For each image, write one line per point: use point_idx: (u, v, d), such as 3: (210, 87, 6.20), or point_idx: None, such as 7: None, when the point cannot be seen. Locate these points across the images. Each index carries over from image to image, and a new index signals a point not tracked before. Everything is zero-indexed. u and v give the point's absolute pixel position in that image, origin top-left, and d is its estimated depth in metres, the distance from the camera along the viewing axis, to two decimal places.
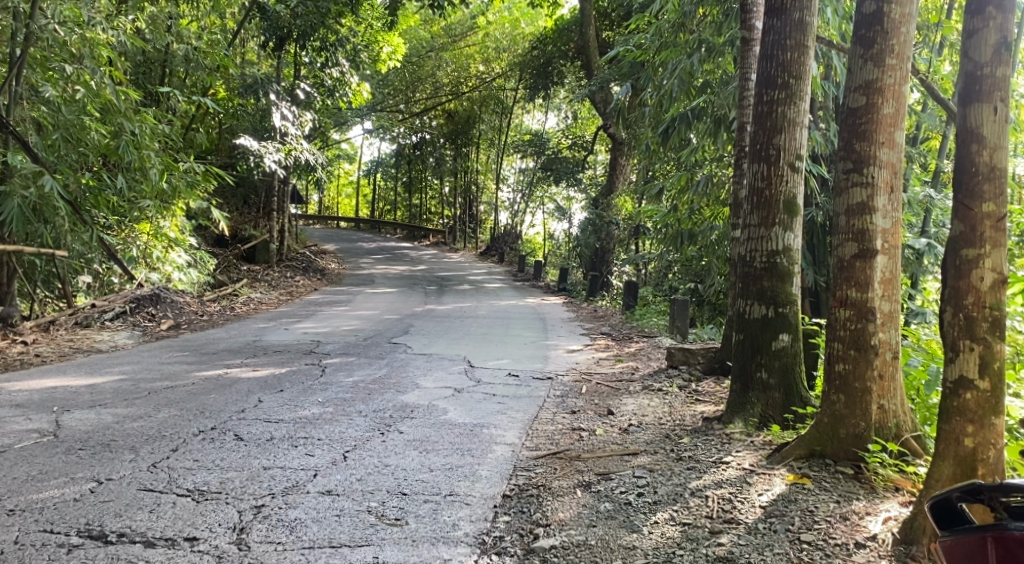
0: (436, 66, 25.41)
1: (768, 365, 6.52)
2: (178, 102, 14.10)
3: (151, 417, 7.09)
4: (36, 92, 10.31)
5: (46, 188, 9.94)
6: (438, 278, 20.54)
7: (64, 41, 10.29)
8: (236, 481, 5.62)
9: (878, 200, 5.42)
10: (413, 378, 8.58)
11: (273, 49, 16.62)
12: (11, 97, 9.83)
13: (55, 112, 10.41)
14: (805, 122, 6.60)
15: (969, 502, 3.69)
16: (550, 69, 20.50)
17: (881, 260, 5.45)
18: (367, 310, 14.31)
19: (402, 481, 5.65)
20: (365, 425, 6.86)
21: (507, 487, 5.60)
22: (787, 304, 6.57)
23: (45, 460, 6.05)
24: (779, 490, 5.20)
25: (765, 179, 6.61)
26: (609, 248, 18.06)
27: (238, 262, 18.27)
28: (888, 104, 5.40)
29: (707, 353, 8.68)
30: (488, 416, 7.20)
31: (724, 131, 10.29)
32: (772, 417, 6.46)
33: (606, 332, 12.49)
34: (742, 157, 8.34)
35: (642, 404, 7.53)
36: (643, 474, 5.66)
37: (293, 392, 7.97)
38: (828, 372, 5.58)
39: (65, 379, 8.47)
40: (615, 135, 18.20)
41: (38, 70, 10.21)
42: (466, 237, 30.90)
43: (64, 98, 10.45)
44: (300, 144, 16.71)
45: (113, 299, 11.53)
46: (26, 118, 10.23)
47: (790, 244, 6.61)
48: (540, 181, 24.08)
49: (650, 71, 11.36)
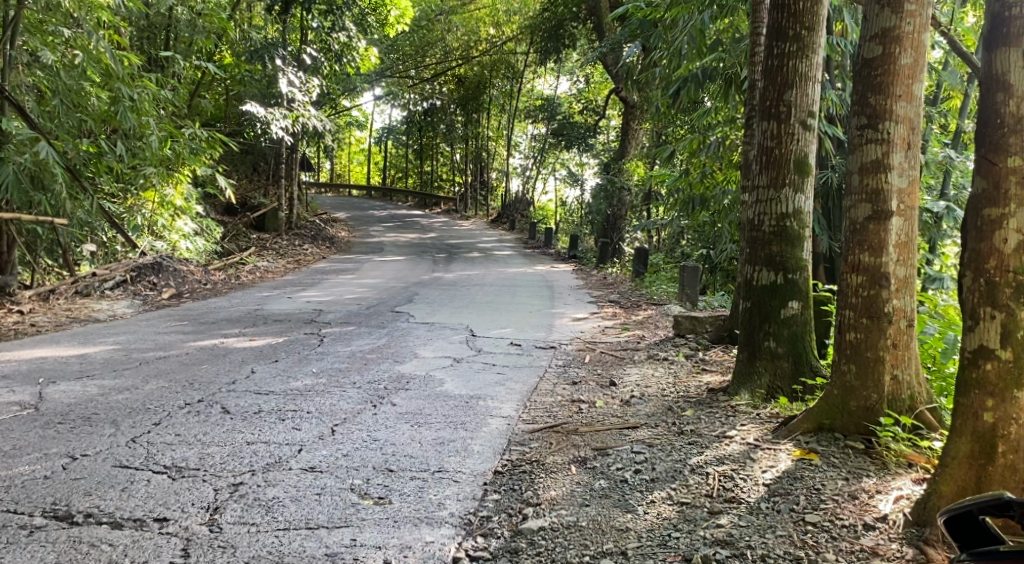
0: (446, 30, 24.87)
1: (777, 334, 6.19)
2: (183, 67, 13.70)
3: (138, 389, 6.84)
4: (34, 57, 9.91)
5: (42, 155, 9.59)
6: (448, 245, 20.25)
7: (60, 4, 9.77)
8: (217, 457, 5.37)
9: (894, 158, 5.08)
10: (412, 348, 8.32)
11: (278, 13, 16.19)
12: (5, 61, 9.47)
13: (54, 77, 10.02)
14: (818, 77, 6.23)
15: (993, 516, 3.43)
16: (561, 31, 19.96)
17: (896, 222, 5.11)
18: (373, 278, 14.03)
19: (389, 457, 5.39)
20: (357, 397, 6.60)
21: (499, 463, 5.34)
22: (797, 270, 6.22)
23: (21, 435, 5.81)
24: (785, 467, 4.91)
25: (775, 137, 6.26)
26: (620, 214, 17.67)
27: (247, 231, 18.00)
28: (905, 54, 5.03)
29: (715, 320, 8.37)
30: (485, 388, 6.93)
31: (735, 91, 9.88)
32: (780, 389, 6.15)
33: (615, 300, 12.19)
34: (752, 115, 8.01)
35: (646, 374, 7.24)
36: (641, 449, 5.38)
37: (288, 362, 7.72)
38: (838, 342, 5.26)
39: (57, 350, 8.23)
40: (627, 98, 17.72)
41: (36, 35, 9.78)
42: (477, 204, 30.51)
43: (62, 63, 10.06)
44: (308, 110, 16.16)
45: (114, 268, 11.24)
46: (23, 84, 9.78)
47: (801, 207, 6.26)
48: (553, 147, 23.61)
49: (661, 29, 10.93)
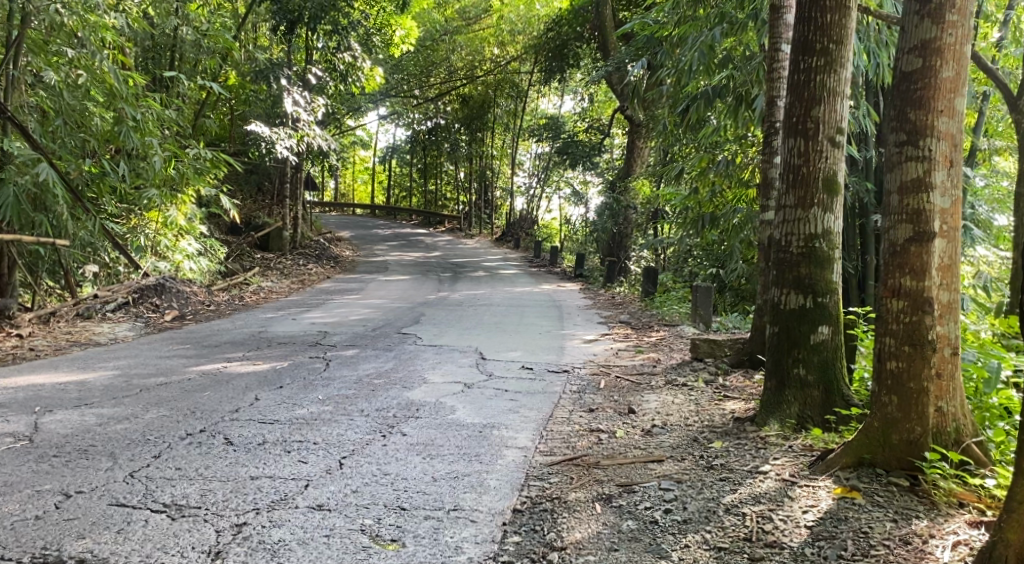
0: (450, 49, 24.76)
1: (806, 361, 5.90)
2: (187, 88, 13.44)
3: (138, 418, 6.56)
4: (37, 77, 9.71)
5: (43, 176, 9.32)
6: (452, 264, 19.99)
7: (63, 23, 9.57)
8: (219, 493, 5.16)
9: (936, 176, 4.82)
10: (421, 372, 8.03)
11: (284, 33, 15.93)
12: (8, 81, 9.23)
13: (57, 97, 9.81)
14: (846, 92, 5.97)
15: None
16: (566, 51, 19.75)
17: (939, 244, 4.84)
18: (378, 298, 13.73)
19: (402, 494, 5.16)
20: (365, 427, 6.31)
21: (518, 500, 5.11)
22: (827, 293, 5.93)
23: (13, 470, 5.54)
24: (826, 507, 4.69)
25: (803, 155, 5.99)
26: (627, 233, 17.48)
27: (250, 250, 17.72)
28: (947, 67, 4.80)
29: (735, 344, 8.06)
30: (499, 416, 6.62)
31: (746, 109, 9.58)
32: (811, 418, 5.86)
33: (625, 320, 11.91)
34: (772, 133, 7.75)
35: (666, 401, 6.93)
36: (670, 486, 5.12)
37: (293, 389, 7.42)
38: (878, 371, 4.99)
39: (55, 376, 7.93)
40: (633, 116, 17.44)
41: (39, 55, 9.57)
42: (481, 223, 30.22)
43: (65, 83, 9.86)
44: (312, 130, 15.94)
45: (116, 289, 10.96)
46: (26, 104, 9.58)
47: (830, 227, 5.98)
48: (557, 166, 23.35)
49: (668, 47, 10.59)
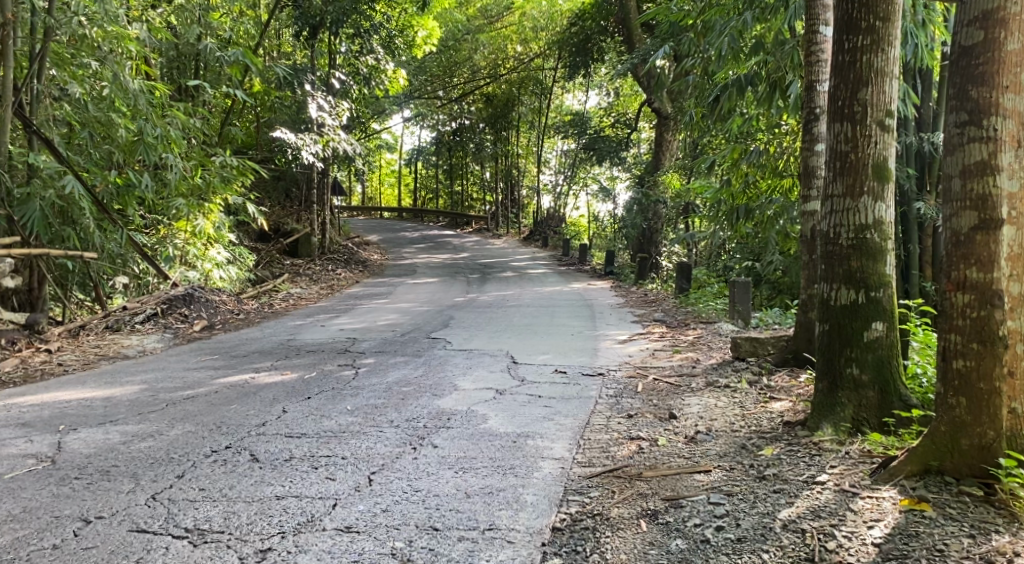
0: (473, 50, 24.34)
1: (860, 360, 5.55)
2: (212, 96, 13.25)
3: (163, 436, 6.33)
4: (63, 91, 9.63)
5: (69, 189, 9.10)
6: (481, 265, 19.66)
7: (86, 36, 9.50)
8: (243, 516, 4.96)
9: (1003, 157, 4.52)
10: (451, 379, 7.74)
11: (307, 38, 15.67)
12: (33, 96, 9.11)
13: (82, 109, 9.69)
14: (895, 72, 5.62)
15: None
16: (589, 46, 19.40)
17: (1007, 232, 4.52)
18: (407, 303, 13.45)
19: (434, 512, 4.91)
20: (395, 439, 6.04)
21: (557, 517, 4.86)
22: (880, 287, 5.57)
23: (33, 494, 5.35)
24: (894, 521, 4.41)
25: (850, 141, 5.65)
26: (657, 228, 17.05)
27: (279, 257, 17.53)
28: (1012, 39, 4.51)
29: (778, 342, 7.69)
30: (533, 424, 6.31)
31: (780, 96, 9.16)
32: (867, 421, 5.51)
33: (659, 318, 11.56)
34: (811, 120, 7.36)
35: (709, 405, 6.58)
36: (720, 500, 4.84)
37: (322, 399, 7.17)
38: (944, 371, 4.68)
39: (81, 392, 7.73)
40: (660, 109, 16.98)
41: (64, 68, 9.50)
42: (509, 222, 29.89)
43: (90, 96, 9.74)
44: (338, 134, 15.65)
45: (145, 301, 10.76)
46: (51, 117, 9.51)
47: (881, 216, 5.62)
48: (583, 162, 22.96)
49: (693, 36, 10.15)
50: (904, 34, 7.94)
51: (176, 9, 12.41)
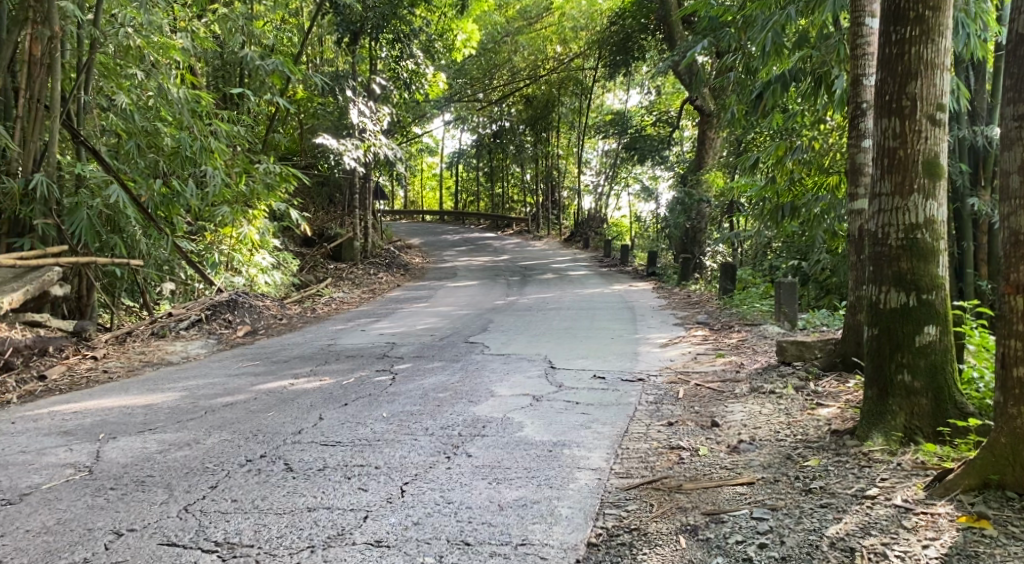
0: (513, 51, 24.10)
1: (912, 366, 5.30)
2: (253, 104, 13.23)
3: (199, 444, 6.26)
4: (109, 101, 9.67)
5: (114, 198, 9.07)
6: (521, 267, 19.46)
7: (130, 47, 9.54)
8: (273, 529, 4.87)
9: None
10: (488, 385, 7.58)
11: (347, 44, 15.58)
12: (79, 108, 9.10)
13: (128, 119, 9.76)
14: (946, 64, 5.36)
15: None
16: (630, 45, 19.13)
17: None
18: (446, 306, 13.31)
19: (466, 526, 4.78)
20: (429, 448, 5.90)
21: (593, 532, 4.70)
22: (933, 290, 5.31)
23: (68, 506, 5.30)
24: (950, 541, 4.23)
25: (899, 136, 5.40)
26: (700, 228, 16.66)
27: (323, 262, 17.50)
28: None
29: (825, 346, 7.42)
30: (570, 432, 6.15)
31: (827, 90, 8.90)
32: (920, 430, 5.26)
33: (703, 320, 11.29)
34: (858, 115, 7.09)
35: (753, 412, 6.36)
36: (764, 515, 4.65)
37: (358, 406, 7.06)
38: (1004, 379, 4.46)
39: (123, 399, 7.70)
40: (703, 107, 16.66)
41: (110, 80, 9.55)
42: (550, 224, 29.62)
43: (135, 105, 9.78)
44: (379, 139, 15.54)
45: (189, 308, 10.74)
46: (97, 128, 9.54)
47: (933, 215, 5.37)
48: (625, 162, 22.66)
49: (734, 31, 9.88)
50: (956, 25, 7.64)
51: (218, 18, 12.34)
